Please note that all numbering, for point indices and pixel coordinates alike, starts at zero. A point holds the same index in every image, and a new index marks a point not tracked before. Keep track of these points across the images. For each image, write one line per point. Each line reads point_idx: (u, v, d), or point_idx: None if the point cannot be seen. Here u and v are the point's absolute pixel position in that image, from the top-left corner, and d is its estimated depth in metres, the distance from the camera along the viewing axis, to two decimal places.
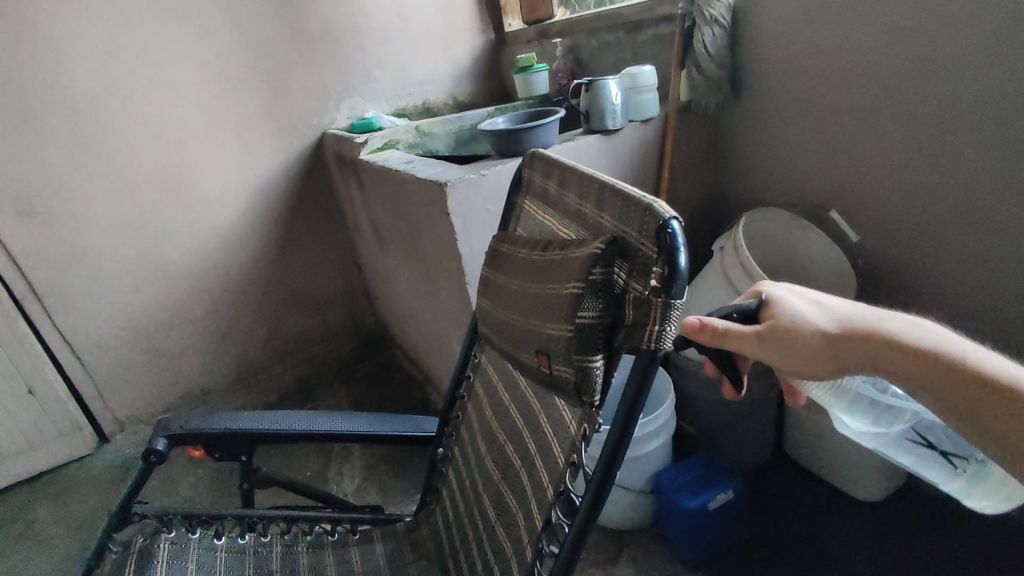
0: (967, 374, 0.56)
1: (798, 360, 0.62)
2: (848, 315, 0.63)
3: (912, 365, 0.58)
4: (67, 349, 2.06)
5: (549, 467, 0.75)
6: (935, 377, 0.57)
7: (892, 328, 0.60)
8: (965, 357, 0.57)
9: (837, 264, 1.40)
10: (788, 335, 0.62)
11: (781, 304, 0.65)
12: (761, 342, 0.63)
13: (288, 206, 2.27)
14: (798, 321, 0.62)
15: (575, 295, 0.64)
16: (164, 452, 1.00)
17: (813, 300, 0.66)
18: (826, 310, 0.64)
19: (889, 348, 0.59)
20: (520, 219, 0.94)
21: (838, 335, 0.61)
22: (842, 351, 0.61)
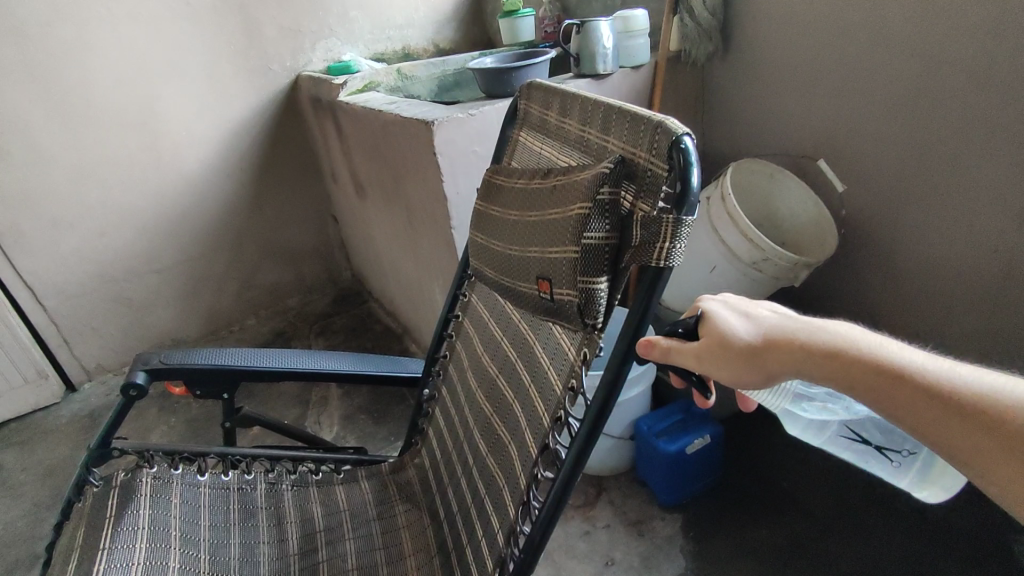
0: (908, 384, 0.50)
1: (739, 378, 0.57)
2: (787, 324, 0.57)
3: (852, 376, 0.52)
4: (29, 295, 1.97)
5: (545, 397, 0.75)
6: (876, 388, 0.51)
7: (829, 336, 0.55)
8: (905, 362, 0.51)
9: (818, 216, 1.42)
10: (725, 353, 0.57)
11: (718, 317, 0.59)
12: (701, 360, 0.58)
13: (260, 152, 2.19)
14: (733, 339, 0.57)
15: (581, 216, 0.63)
16: (143, 385, 0.97)
17: (753, 309, 0.60)
18: (764, 320, 0.58)
19: (826, 358, 0.54)
20: (515, 150, 0.92)
21: (776, 348, 0.56)
22: (783, 367, 0.56)
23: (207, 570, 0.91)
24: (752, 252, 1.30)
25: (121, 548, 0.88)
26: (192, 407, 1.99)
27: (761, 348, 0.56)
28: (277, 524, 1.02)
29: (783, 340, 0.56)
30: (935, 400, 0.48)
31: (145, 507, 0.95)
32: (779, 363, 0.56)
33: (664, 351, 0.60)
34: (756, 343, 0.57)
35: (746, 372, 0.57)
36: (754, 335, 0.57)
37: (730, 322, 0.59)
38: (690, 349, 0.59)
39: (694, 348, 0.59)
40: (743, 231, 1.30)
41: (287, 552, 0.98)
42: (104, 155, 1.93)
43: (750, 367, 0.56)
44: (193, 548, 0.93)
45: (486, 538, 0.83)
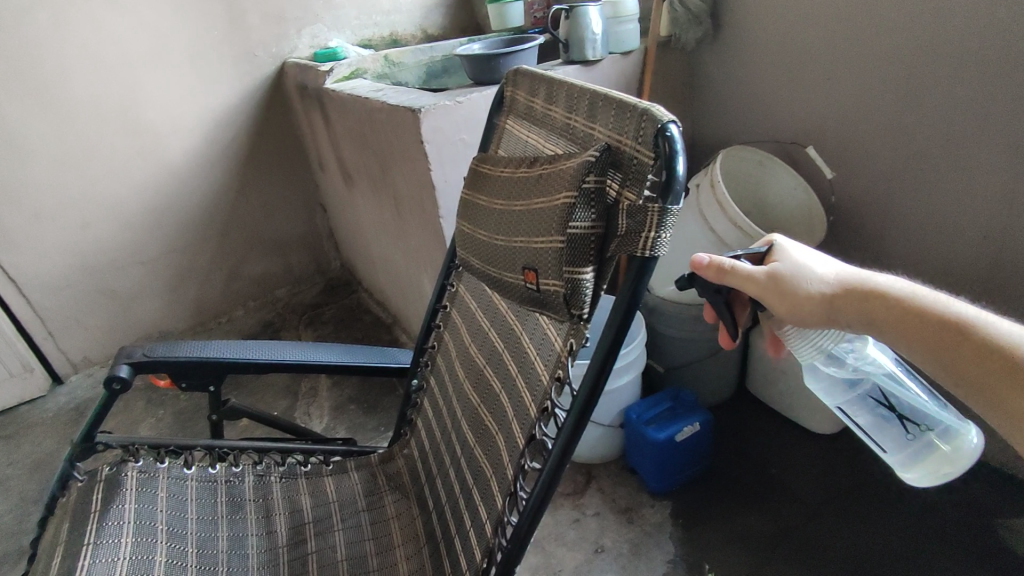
0: (962, 332, 0.56)
1: (798, 311, 0.63)
2: (856, 274, 0.63)
3: (908, 320, 0.58)
4: (12, 287, 1.94)
5: (532, 387, 0.75)
6: (931, 331, 0.57)
7: (895, 287, 0.60)
8: (962, 316, 0.57)
9: (808, 204, 1.41)
10: (794, 286, 0.63)
11: (787, 256, 0.65)
12: (765, 286, 0.63)
13: (246, 141, 2.15)
14: (804, 275, 0.63)
15: (567, 205, 0.62)
16: (127, 378, 0.95)
17: (825, 259, 0.66)
18: (833, 268, 0.64)
19: (889, 301, 0.60)
20: (502, 138, 0.90)
21: (843, 290, 0.62)
22: (842, 303, 0.62)
23: (195, 564, 0.91)
24: (741, 240, 1.29)
25: (106, 544, 0.87)
26: (180, 399, 1.97)
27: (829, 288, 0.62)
28: (266, 517, 1.02)
29: (843, 283, 0.62)
30: (984, 347, 0.54)
31: (130, 502, 0.94)
32: (842, 302, 0.62)
33: (728, 272, 0.64)
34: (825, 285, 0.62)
35: (809, 304, 0.63)
36: (822, 278, 0.63)
37: (801, 263, 0.64)
38: (756, 276, 0.63)
39: (759, 274, 0.63)
40: (733, 219, 1.29)
41: (276, 545, 0.98)
42: (86, 144, 1.90)
43: (814, 299, 0.62)
44: (180, 543, 0.93)
45: (475, 528, 0.83)
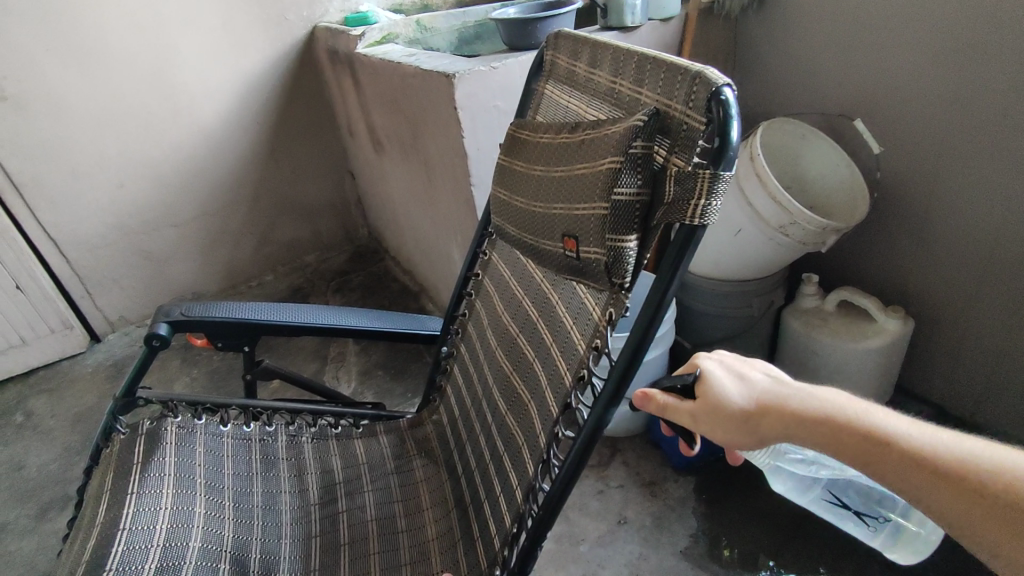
0: (898, 450, 0.48)
1: (730, 440, 0.57)
2: (782, 387, 0.56)
3: (841, 442, 0.51)
4: (52, 246, 2.00)
5: (568, 357, 0.74)
6: (867, 452, 0.49)
7: (829, 405, 0.53)
8: (911, 439, 0.49)
9: (851, 180, 1.37)
10: (720, 415, 0.57)
11: (711, 377, 0.58)
12: (694, 421, 0.58)
13: (277, 107, 2.16)
14: (729, 402, 0.56)
15: (612, 170, 0.60)
16: (166, 336, 0.98)
17: (751, 370, 0.59)
18: (762, 384, 0.57)
19: (825, 427, 0.52)
20: (541, 104, 0.89)
21: (768, 412, 0.55)
22: (774, 432, 0.54)
23: (232, 514, 0.94)
24: (780, 215, 1.26)
25: (148, 493, 0.90)
26: (213, 359, 2.03)
27: (753, 412, 0.55)
28: (298, 474, 1.05)
29: (771, 404, 0.55)
30: (922, 466, 0.47)
31: (171, 455, 0.97)
32: (771, 429, 0.54)
33: (660, 407, 0.60)
34: (750, 408, 0.56)
35: (742, 434, 0.56)
36: (746, 400, 0.56)
37: (725, 383, 0.58)
38: (685, 409, 0.58)
39: (687, 408, 0.58)
40: (772, 193, 1.25)
41: (309, 502, 1.01)
42: (122, 105, 1.92)
43: (742, 431, 0.56)
44: (218, 495, 0.95)
45: (505, 494, 0.84)
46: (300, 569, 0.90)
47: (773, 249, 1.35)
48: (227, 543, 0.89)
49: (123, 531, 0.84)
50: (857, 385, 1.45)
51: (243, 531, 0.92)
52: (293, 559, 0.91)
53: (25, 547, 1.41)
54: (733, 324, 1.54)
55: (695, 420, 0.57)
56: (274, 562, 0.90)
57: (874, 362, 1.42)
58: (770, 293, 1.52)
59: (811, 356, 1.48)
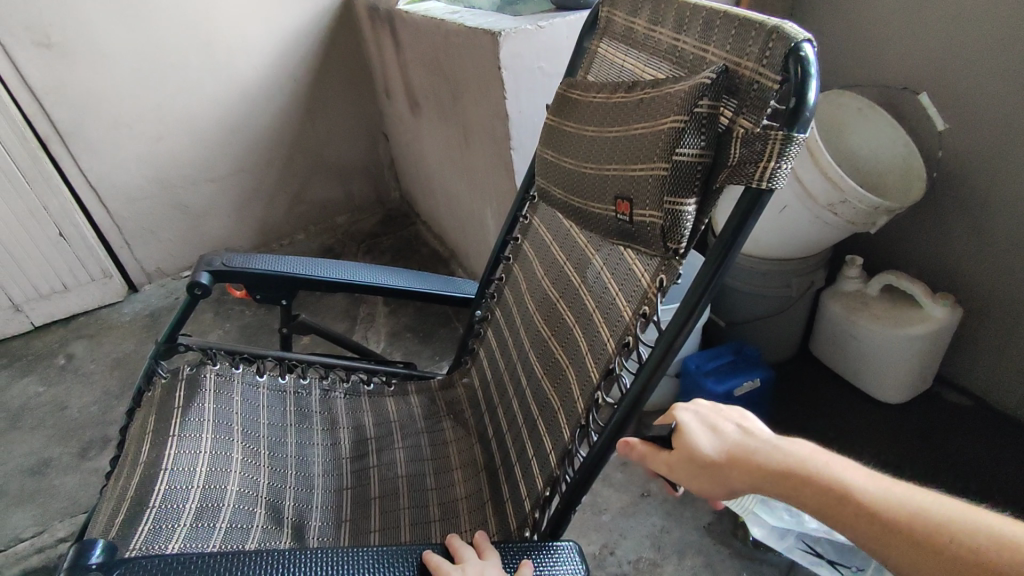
0: (855, 504, 0.47)
1: (702, 491, 0.57)
2: (750, 440, 0.56)
3: (801, 495, 0.50)
4: (94, 195, 2.03)
5: (612, 323, 0.73)
6: (825, 506, 0.49)
7: (794, 456, 0.52)
8: (872, 494, 0.47)
9: (908, 159, 1.31)
10: (691, 466, 0.57)
11: (686, 428, 0.60)
12: (671, 471, 0.59)
13: (314, 64, 2.14)
14: (700, 452, 0.57)
15: (674, 130, 0.58)
16: (207, 285, 0.99)
17: (724, 423, 0.59)
18: (732, 436, 0.57)
19: (789, 479, 0.51)
20: (593, 64, 0.86)
21: (734, 463, 0.55)
22: (742, 484, 0.54)
23: (267, 462, 0.96)
24: (830, 192, 1.21)
25: (188, 436, 0.92)
26: (245, 314, 2.06)
27: (721, 464, 0.56)
28: (331, 428, 1.06)
29: (737, 455, 0.55)
30: (878, 520, 0.46)
31: (210, 401, 0.99)
32: (737, 480, 0.54)
33: (642, 455, 0.62)
34: (719, 458, 0.56)
35: (712, 485, 0.56)
36: (717, 451, 0.57)
37: (697, 435, 0.59)
38: (662, 459, 0.60)
39: (663, 458, 0.60)
40: (825, 169, 1.19)
41: (341, 456, 1.02)
42: (163, 57, 1.92)
43: (714, 481, 0.56)
44: (254, 443, 0.97)
45: (537, 457, 0.84)
46: (332, 519, 0.92)
47: (819, 228, 1.30)
48: (263, 490, 0.91)
49: (165, 471, 0.86)
50: (896, 371, 1.42)
51: (278, 479, 0.94)
52: (325, 509, 0.93)
53: (68, 483, 1.47)
54: (770, 303, 1.50)
55: (669, 470, 0.59)
56: (306, 511, 0.91)
57: (918, 350, 1.38)
58: (813, 273, 1.47)
59: (849, 338, 1.48)
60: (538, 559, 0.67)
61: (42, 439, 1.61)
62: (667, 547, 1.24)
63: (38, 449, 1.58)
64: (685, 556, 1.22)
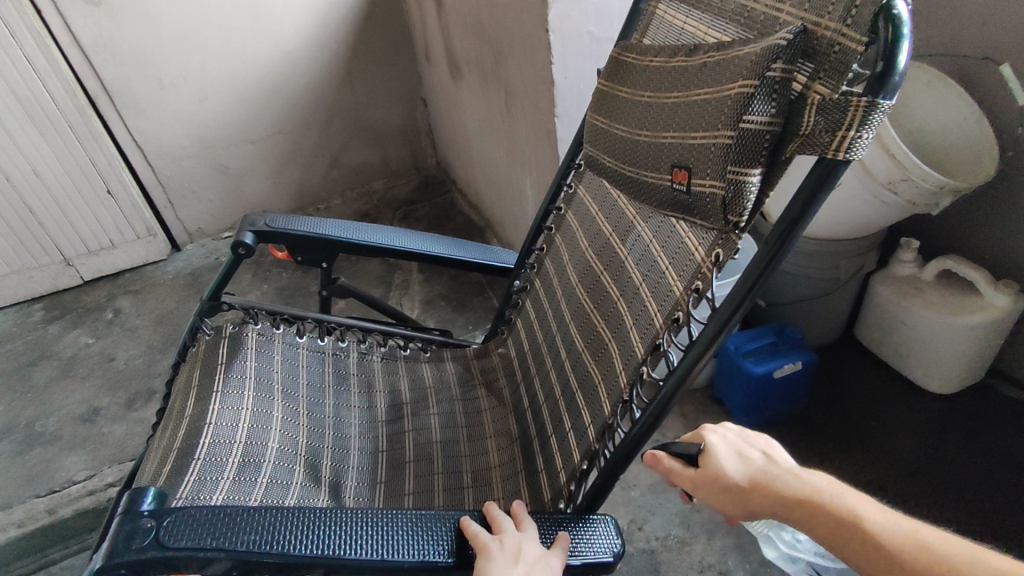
0: (865, 535, 0.51)
1: (724, 510, 0.61)
2: (774, 468, 0.59)
3: (817, 524, 0.54)
4: (139, 154, 2.07)
5: (660, 298, 0.71)
6: (837, 536, 0.53)
7: (811, 487, 0.56)
8: (881, 527, 0.51)
9: (979, 137, 1.23)
10: (717, 487, 0.60)
11: (713, 447, 0.62)
12: (695, 488, 0.62)
13: (355, 25, 2.12)
14: (726, 474, 0.60)
15: (742, 95, 0.55)
16: (251, 245, 1.00)
17: (750, 449, 0.62)
18: (757, 462, 0.60)
19: (807, 508, 0.55)
20: (649, 27, 0.82)
21: (758, 490, 0.58)
22: (763, 508, 0.58)
23: (306, 422, 0.97)
24: (892, 170, 1.15)
25: (231, 392, 0.94)
26: (282, 276, 2.09)
27: (744, 487, 0.59)
28: (367, 391, 1.07)
29: (761, 480, 0.59)
30: (884, 552, 0.49)
31: (251, 359, 1.00)
32: (759, 505, 0.58)
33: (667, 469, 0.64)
34: (743, 482, 0.59)
35: (736, 507, 0.60)
36: (741, 475, 0.60)
37: (724, 458, 0.61)
38: (687, 475, 0.62)
39: (689, 475, 0.62)
40: (887, 145, 1.13)
41: (377, 419, 1.03)
42: (208, 17, 1.92)
43: (737, 502, 0.59)
44: (293, 402, 0.98)
45: (574, 431, 0.83)
46: (368, 480, 0.93)
47: (876, 208, 1.24)
48: (302, 448, 0.92)
49: (209, 425, 0.88)
50: (947, 360, 1.37)
51: (316, 438, 0.95)
52: (361, 471, 0.94)
53: (116, 431, 1.53)
54: (817, 285, 1.45)
55: (694, 487, 0.61)
56: (343, 471, 0.93)
57: (973, 339, 1.32)
58: (864, 255, 1.41)
59: (898, 324, 1.42)
60: (574, 531, 0.67)
61: (92, 388, 1.68)
62: (696, 526, 1.23)
63: (88, 398, 1.65)
64: (715, 535, 1.21)
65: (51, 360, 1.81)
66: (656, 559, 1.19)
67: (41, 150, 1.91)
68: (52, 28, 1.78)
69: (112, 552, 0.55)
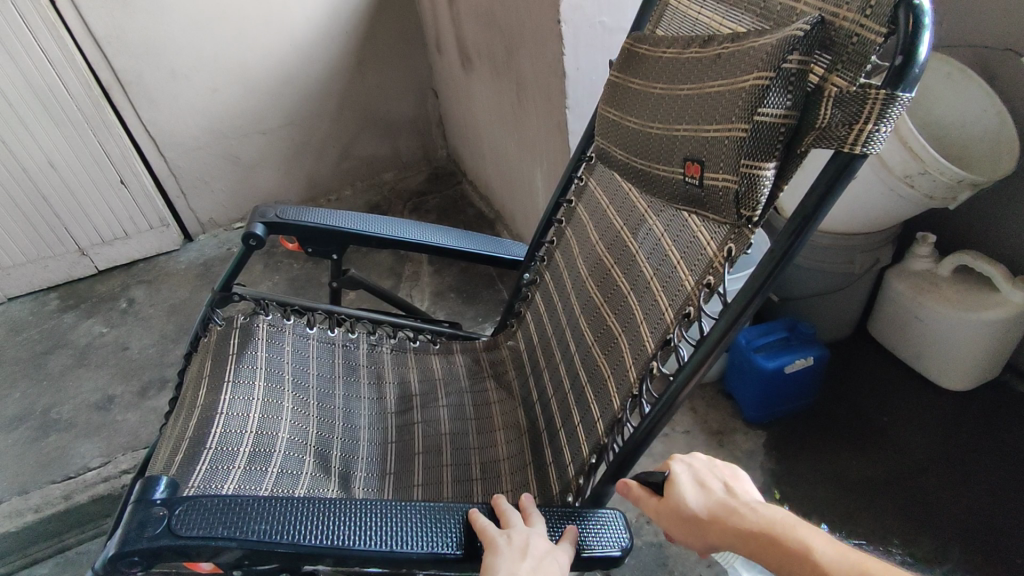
0: (810, 566, 0.53)
1: (686, 541, 0.63)
2: (733, 499, 0.61)
3: (769, 555, 0.56)
4: (152, 144, 2.09)
5: (671, 293, 0.70)
6: (785, 565, 0.54)
7: (764, 519, 0.58)
8: (828, 560, 0.52)
9: (998, 131, 1.20)
10: (679, 517, 0.62)
11: (677, 479, 0.64)
12: (659, 520, 0.64)
13: (366, 15, 2.11)
14: (687, 505, 0.62)
15: (757, 87, 0.54)
16: (262, 237, 1.01)
17: (713, 481, 0.64)
18: (716, 494, 0.62)
19: (761, 540, 0.57)
20: (663, 17, 0.81)
21: (715, 522, 0.60)
22: (720, 541, 0.59)
23: (316, 412, 0.97)
24: (908, 163, 1.13)
25: (242, 382, 0.95)
26: (293, 266, 2.10)
27: (703, 519, 0.61)
28: (377, 383, 1.08)
29: (717, 511, 0.60)
30: None
31: (262, 350, 1.01)
32: (716, 537, 0.60)
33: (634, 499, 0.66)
34: (702, 514, 0.61)
35: (694, 538, 0.61)
36: (701, 506, 0.62)
37: (687, 489, 0.63)
38: (652, 506, 0.65)
39: (653, 505, 0.64)
40: (903, 138, 1.11)
41: (386, 410, 1.04)
42: (219, 7, 1.92)
43: (696, 534, 0.61)
44: (303, 393, 0.99)
45: (583, 425, 0.83)
46: (377, 471, 0.94)
47: (891, 202, 1.22)
48: (312, 439, 0.93)
49: (221, 415, 0.88)
50: (962, 357, 1.35)
51: (326, 429, 0.96)
52: (370, 461, 0.95)
53: (130, 419, 1.55)
54: (830, 280, 1.43)
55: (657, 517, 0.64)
56: (353, 461, 0.94)
57: (990, 336, 1.30)
58: (879, 249, 1.39)
59: (912, 320, 1.40)
60: (582, 526, 0.67)
61: (106, 377, 1.70)
62: None
63: (102, 386, 1.67)
64: None
65: (66, 349, 1.84)
66: (664, 553, 1.18)
67: (55, 140, 1.93)
68: (66, 18, 1.79)
69: (125, 541, 0.55)
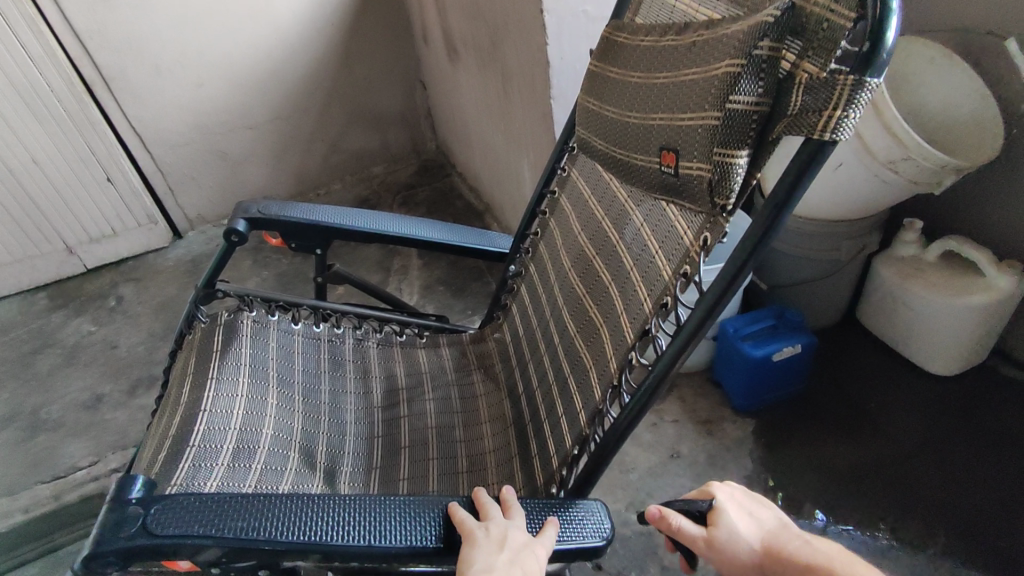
0: None
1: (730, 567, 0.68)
2: (775, 530, 0.70)
3: None
4: (138, 141, 2.07)
5: (649, 283, 0.70)
6: None
7: (810, 549, 0.68)
8: None
9: (982, 117, 1.20)
10: (730, 546, 0.68)
11: (725, 510, 0.69)
12: (708, 549, 0.67)
13: (352, 7, 2.09)
14: (738, 537, 0.68)
15: (729, 74, 0.53)
16: (244, 233, 1.00)
17: (752, 509, 0.71)
18: (761, 525, 0.70)
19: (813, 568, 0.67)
20: (642, 5, 0.80)
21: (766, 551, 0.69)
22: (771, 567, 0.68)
23: (301, 408, 0.97)
24: (892, 149, 1.13)
25: (227, 379, 0.94)
26: (282, 262, 2.10)
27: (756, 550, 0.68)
28: (364, 377, 1.08)
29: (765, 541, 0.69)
30: None
31: (246, 347, 1.00)
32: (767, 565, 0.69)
33: (674, 529, 0.66)
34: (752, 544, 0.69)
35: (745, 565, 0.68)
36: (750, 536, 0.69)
37: (734, 519, 0.69)
38: (700, 537, 0.67)
39: (703, 536, 0.67)
40: (887, 123, 1.11)
41: (373, 405, 1.04)
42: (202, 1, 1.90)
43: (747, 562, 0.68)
44: (289, 389, 0.99)
45: (566, 416, 0.83)
46: (363, 465, 0.94)
47: (876, 188, 1.22)
48: (297, 434, 0.93)
49: (204, 412, 0.88)
50: (948, 341, 1.36)
51: (311, 424, 0.96)
52: (356, 456, 0.95)
53: (119, 418, 1.55)
54: (817, 267, 1.43)
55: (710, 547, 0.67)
56: (338, 457, 0.94)
57: (975, 320, 1.30)
58: (865, 236, 1.39)
59: (899, 306, 1.41)
60: (562, 517, 0.67)
61: (95, 375, 1.70)
62: None
63: (91, 384, 1.67)
64: None
65: (55, 348, 1.83)
66: (652, 541, 1.19)
67: (39, 138, 1.91)
68: (47, 14, 1.76)
69: (100, 541, 0.55)
